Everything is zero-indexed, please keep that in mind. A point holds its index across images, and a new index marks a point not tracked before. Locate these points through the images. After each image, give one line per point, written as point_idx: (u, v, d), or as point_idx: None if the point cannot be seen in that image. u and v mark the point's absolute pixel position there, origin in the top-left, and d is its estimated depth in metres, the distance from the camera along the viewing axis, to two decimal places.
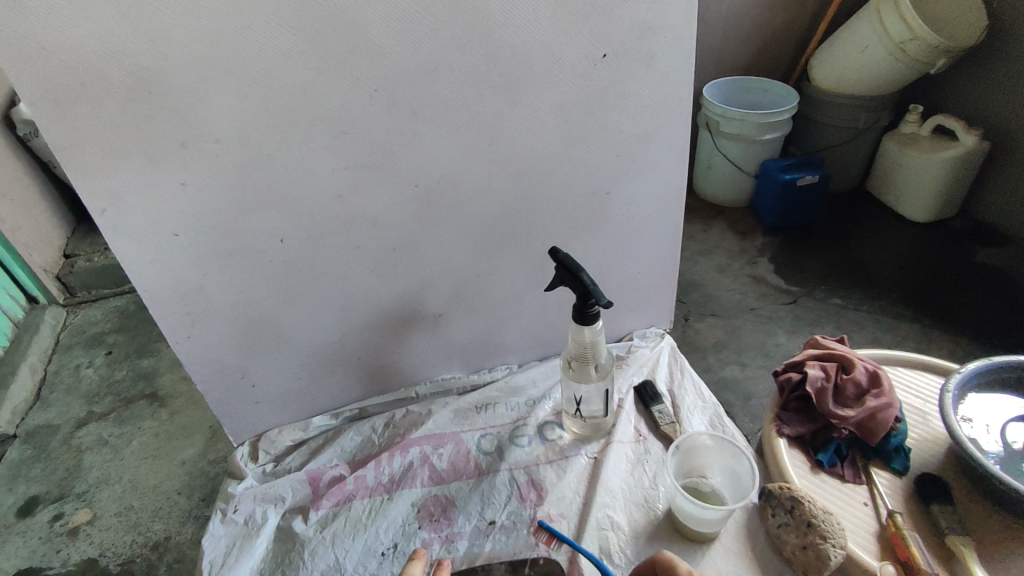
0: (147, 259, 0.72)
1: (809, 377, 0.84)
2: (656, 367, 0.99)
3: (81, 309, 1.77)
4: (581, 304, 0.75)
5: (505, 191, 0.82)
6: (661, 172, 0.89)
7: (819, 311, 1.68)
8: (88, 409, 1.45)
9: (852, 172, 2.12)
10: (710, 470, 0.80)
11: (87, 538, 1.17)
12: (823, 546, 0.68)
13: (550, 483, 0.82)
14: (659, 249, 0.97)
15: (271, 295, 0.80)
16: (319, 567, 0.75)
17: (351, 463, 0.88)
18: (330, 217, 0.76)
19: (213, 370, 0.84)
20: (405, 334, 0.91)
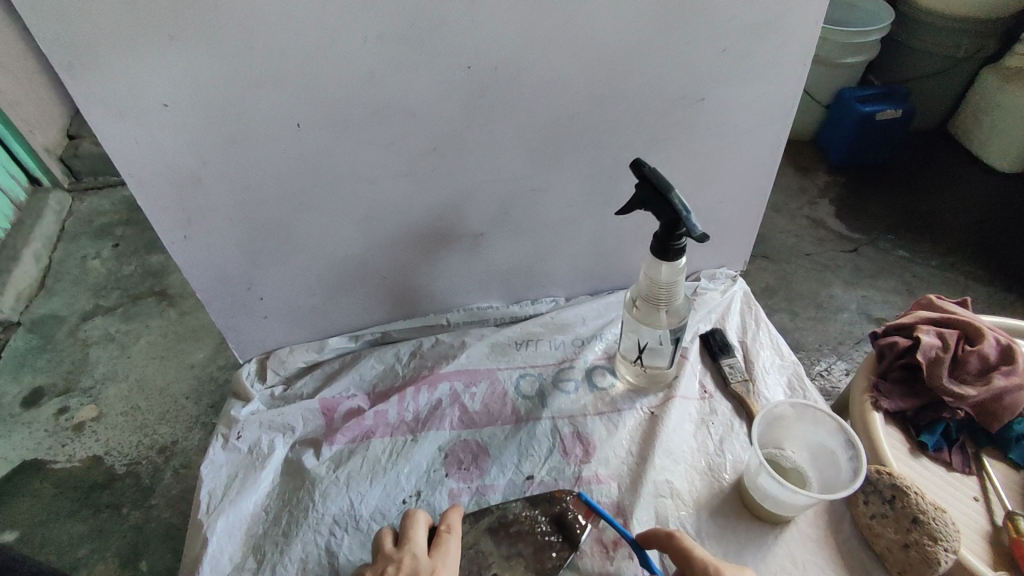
0: (131, 137, 0.57)
1: (922, 344, 0.70)
2: (726, 314, 0.85)
3: (87, 197, 1.64)
4: (665, 234, 0.60)
5: (577, 87, 0.64)
6: (775, 79, 0.70)
7: (881, 263, 1.46)
8: (94, 302, 1.36)
9: (936, 111, 1.81)
10: (788, 442, 0.68)
11: (92, 436, 1.11)
12: (932, 549, 0.57)
13: (598, 440, 0.71)
14: (750, 176, 0.80)
15: (281, 195, 0.65)
16: (331, 511, 0.66)
17: (371, 395, 0.78)
18: (357, 103, 0.60)
19: (215, 277, 0.72)
20: (438, 254, 0.77)
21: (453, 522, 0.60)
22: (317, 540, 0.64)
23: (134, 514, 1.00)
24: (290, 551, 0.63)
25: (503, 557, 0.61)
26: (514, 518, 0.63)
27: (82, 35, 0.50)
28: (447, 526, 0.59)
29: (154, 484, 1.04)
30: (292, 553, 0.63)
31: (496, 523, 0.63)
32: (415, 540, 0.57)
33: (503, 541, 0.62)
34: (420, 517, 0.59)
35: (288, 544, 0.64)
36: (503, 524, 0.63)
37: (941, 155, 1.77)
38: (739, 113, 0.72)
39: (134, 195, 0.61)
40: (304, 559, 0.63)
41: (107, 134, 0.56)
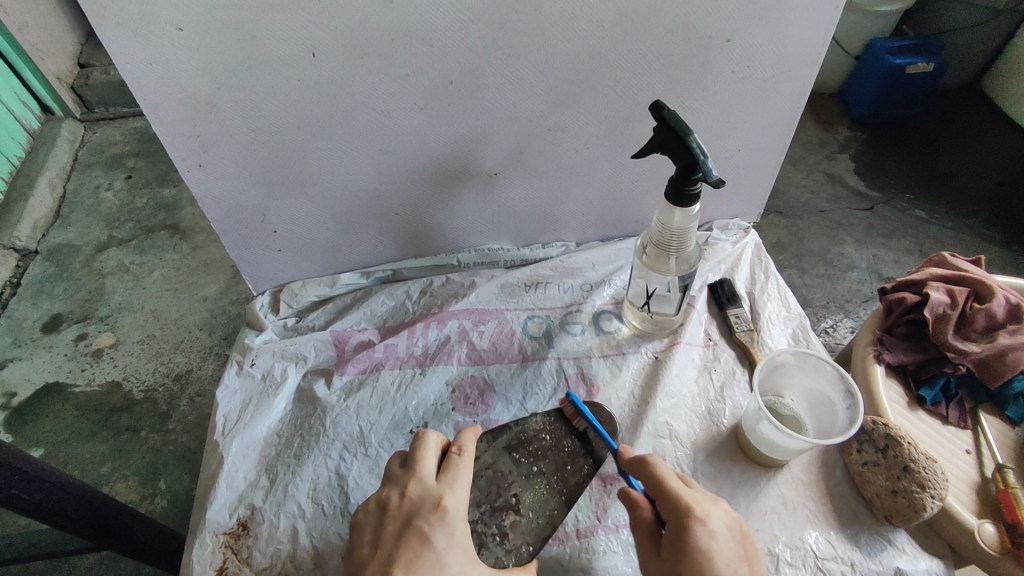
0: (145, 59, 0.56)
1: (930, 300, 0.70)
2: (736, 265, 0.85)
3: (98, 128, 1.63)
4: (680, 178, 0.59)
5: (600, 21, 0.62)
6: (807, 20, 0.67)
7: (897, 223, 1.44)
8: (109, 234, 1.37)
9: (971, 66, 1.73)
10: (788, 390, 0.70)
11: (110, 363, 1.14)
12: (920, 495, 0.59)
13: (602, 381, 0.73)
14: (771, 124, 0.78)
15: (295, 125, 0.65)
16: (341, 437, 0.69)
17: (381, 330, 0.79)
18: (374, 30, 0.58)
19: (229, 207, 0.72)
20: (451, 193, 0.77)
21: (465, 443, 0.57)
22: (327, 463, 0.67)
23: (153, 437, 1.04)
24: (302, 472, 0.66)
25: (522, 476, 0.61)
26: (532, 434, 0.64)
27: None
28: (458, 447, 0.57)
29: (171, 409, 1.08)
30: (303, 475, 0.66)
31: (513, 441, 0.64)
32: (424, 464, 0.55)
33: (523, 460, 0.62)
34: (430, 439, 0.57)
35: (299, 465, 0.67)
36: (520, 443, 0.64)
37: (967, 112, 1.71)
38: (766, 55, 0.70)
39: (148, 119, 0.61)
40: (314, 481, 0.66)
41: (120, 55, 0.55)
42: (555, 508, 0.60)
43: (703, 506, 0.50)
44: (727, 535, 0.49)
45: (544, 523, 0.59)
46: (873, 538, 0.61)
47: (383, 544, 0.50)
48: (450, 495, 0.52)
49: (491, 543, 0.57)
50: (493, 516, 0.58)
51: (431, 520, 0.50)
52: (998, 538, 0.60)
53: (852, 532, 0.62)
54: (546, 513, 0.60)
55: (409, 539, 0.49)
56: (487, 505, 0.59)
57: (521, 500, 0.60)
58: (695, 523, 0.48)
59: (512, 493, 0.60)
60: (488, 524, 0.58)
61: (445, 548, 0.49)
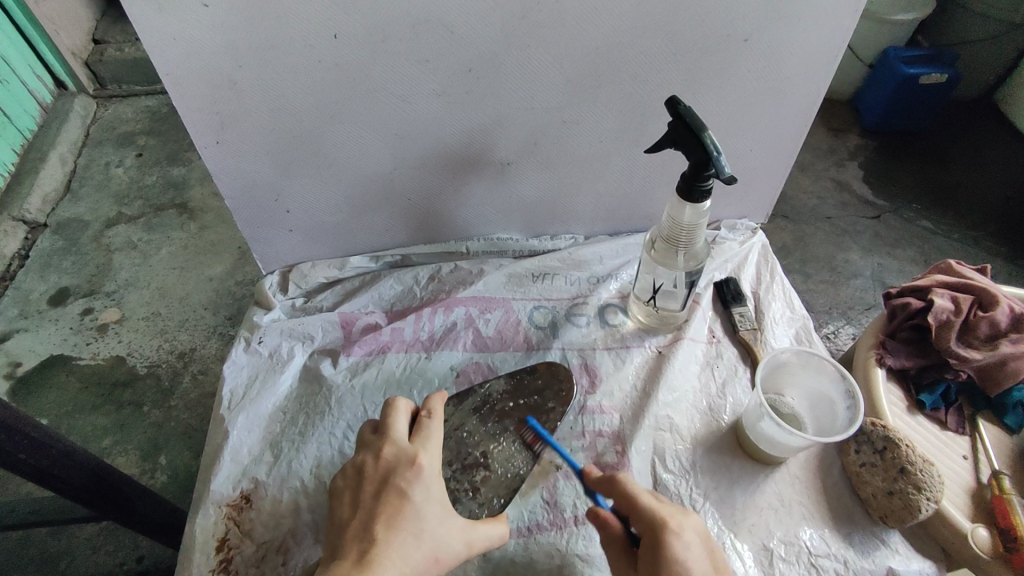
0: (169, 34, 0.57)
1: (934, 307, 0.71)
2: (743, 265, 0.85)
3: (110, 104, 1.63)
4: (692, 174, 0.60)
5: (622, 15, 0.62)
6: (825, 22, 0.67)
7: (903, 232, 1.45)
8: (118, 210, 1.38)
9: (984, 79, 1.73)
10: (788, 389, 0.71)
11: (115, 338, 1.15)
12: (915, 497, 0.60)
13: (605, 373, 0.73)
14: (785, 124, 0.79)
15: (313, 106, 0.65)
16: (346, 416, 0.69)
17: (388, 313, 0.80)
18: (396, 14, 0.58)
19: (244, 185, 0.73)
20: (464, 181, 0.78)
21: (435, 406, 0.58)
22: (331, 441, 0.68)
23: (155, 413, 1.06)
24: (305, 450, 0.67)
25: (488, 433, 0.65)
26: (497, 396, 0.68)
27: None
28: (428, 410, 0.58)
29: (173, 386, 1.09)
30: (307, 451, 0.67)
31: (479, 403, 0.67)
32: (396, 428, 0.56)
33: (488, 420, 0.66)
34: (400, 403, 0.57)
35: (303, 442, 0.67)
36: (485, 405, 0.67)
37: (978, 125, 1.71)
38: (784, 56, 0.70)
39: (168, 93, 0.61)
40: (318, 458, 0.67)
41: (144, 27, 0.56)
42: (522, 462, 0.63)
43: (677, 518, 0.51)
44: (700, 546, 0.50)
45: (512, 476, 0.63)
46: (867, 537, 0.62)
47: (362, 504, 0.51)
48: (424, 453, 0.53)
49: (464, 498, 0.61)
50: (464, 473, 0.62)
51: (408, 477, 0.51)
52: (992, 542, 0.61)
53: (847, 531, 0.63)
54: (512, 467, 0.63)
55: (388, 496, 0.50)
56: (458, 463, 0.62)
57: (489, 457, 0.63)
58: (671, 535, 0.49)
59: (480, 451, 0.64)
60: (460, 481, 0.62)
61: (422, 502, 0.50)
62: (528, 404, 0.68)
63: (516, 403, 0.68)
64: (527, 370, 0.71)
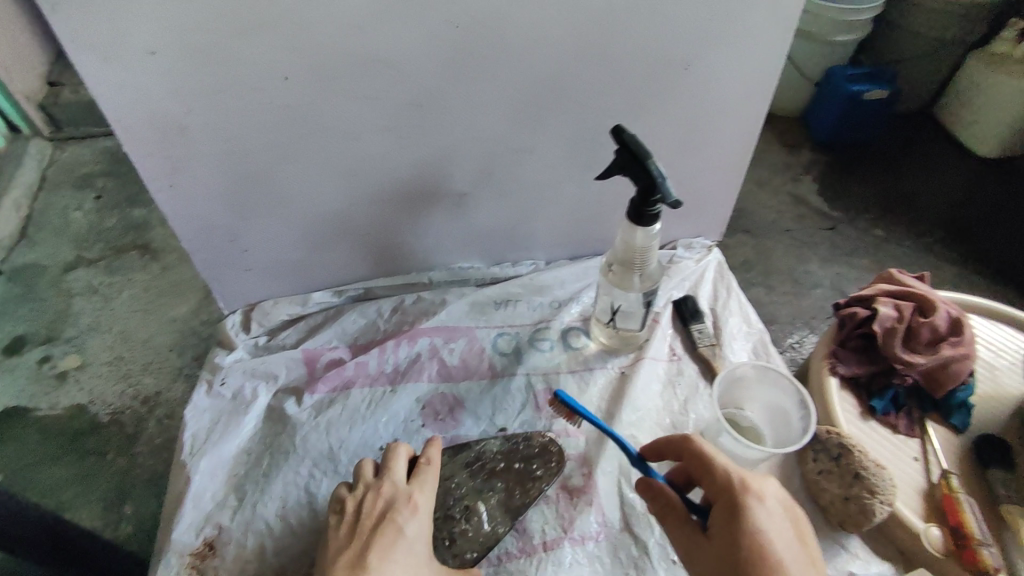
0: (117, 81, 0.57)
1: (879, 315, 0.73)
2: (700, 282, 0.88)
3: (67, 147, 1.61)
4: (641, 199, 0.62)
5: (564, 48, 0.65)
6: (756, 50, 0.71)
7: (858, 241, 1.50)
8: (76, 254, 1.35)
9: (923, 93, 1.82)
10: (748, 402, 0.72)
11: (75, 385, 1.12)
12: (870, 501, 0.62)
13: (569, 396, 0.74)
14: (729, 146, 0.82)
15: (266, 147, 0.66)
16: (311, 455, 0.69)
17: (352, 348, 0.80)
18: (343, 54, 0.60)
19: (201, 226, 0.73)
20: (422, 212, 0.79)
21: (433, 454, 0.61)
22: (297, 480, 0.67)
23: (118, 461, 1.03)
24: (270, 491, 0.66)
25: (475, 489, 0.65)
26: (490, 456, 0.67)
27: None
28: (426, 458, 0.60)
29: (138, 432, 1.06)
30: (272, 492, 0.66)
31: (472, 459, 0.66)
32: (395, 470, 0.59)
33: (478, 476, 0.65)
34: (401, 450, 0.60)
35: (268, 483, 0.67)
36: (478, 462, 0.66)
37: (921, 136, 1.80)
38: (721, 83, 0.74)
39: (119, 139, 0.62)
40: (283, 499, 0.66)
41: (90, 77, 0.56)
42: (501, 523, 0.63)
43: (759, 482, 0.51)
44: (782, 514, 0.50)
45: (490, 534, 0.62)
46: (828, 544, 0.64)
47: (358, 535, 0.54)
48: (420, 494, 0.57)
49: (441, 546, 0.61)
50: (444, 522, 0.62)
51: (404, 513, 0.55)
52: (944, 541, 0.63)
53: None
54: (491, 527, 0.62)
55: (383, 529, 0.54)
56: (441, 512, 0.63)
57: (471, 512, 0.63)
58: (752, 499, 0.49)
59: (464, 505, 0.63)
60: (439, 529, 0.62)
61: (415, 537, 0.54)
62: (517, 470, 0.66)
63: (508, 467, 0.66)
64: (523, 438, 0.68)
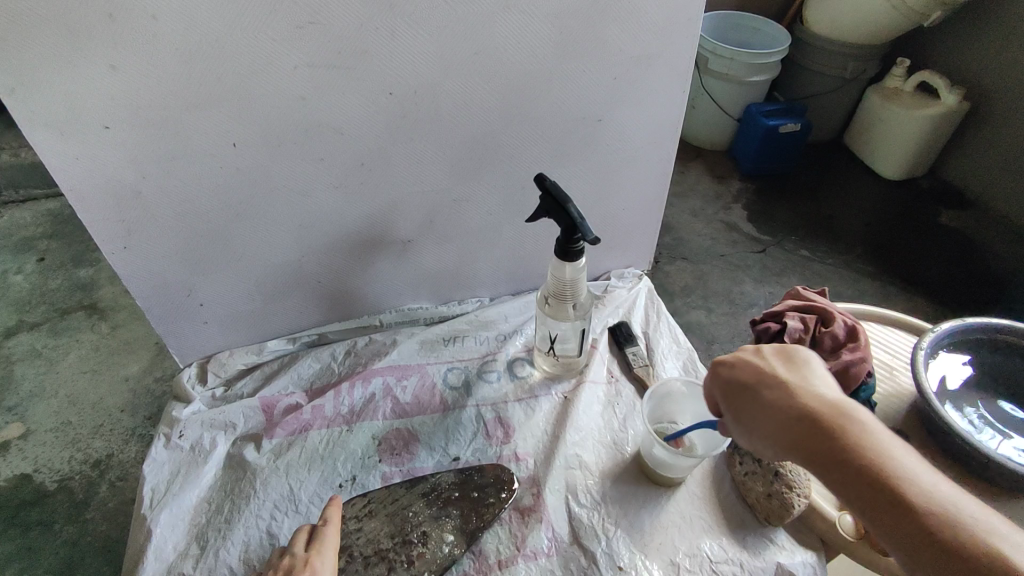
0: (71, 156, 0.61)
1: (788, 327, 0.82)
2: (632, 309, 0.96)
3: (7, 211, 1.60)
4: (565, 238, 0.69)
5: (489, 108, 0.73)
6: (660, 103, 0.81)
7: (783, 262, 1.63)
8: (18, 318, 1.33)
9: (832, 125, 2.00)
10: (680, 416, 0.79)
11: (20, 454, 1.10)
12: (788, 494, 0.68)
13: (517, 422, 0.79)
14: (648, 185, 0.92)
15: (218, 208, 0.71)
16: (272, 497, 0.71)
17: (308, 392, 0.83)
18: (289, 122, 0.66)
19: (156, 285, 0.76)
20: (370, 260, 0.84)
21: (329, 516, 0.64)
22: (258, 524, 0.69)
23: (68, 529, 1.00)
24: (232, 536, 0.68)
25: (432, 516, 0.69)
26: (445, 486, 0.72)
27: (25, 64, 0.54)
28: (325, 520, 0.64)
29: (89, 497, 1.05)
30: (234, 538, 0.68)
31: (428, 489, 0.72)
32: (295, 544, 0.62)
33: (433, 504, 0.70)
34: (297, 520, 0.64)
35: (230, 529, 0.69)
36: (434, 489, 0.72)
37: (832, 163, 1.97)
38: (633, 131, 0.83)
39: (73, 208, 0.65)
40: (245, 542, 0.68)
41: (46, 151, 0.60)
42: (457, 544, 0.67)
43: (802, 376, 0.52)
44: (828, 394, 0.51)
45: (446, 556, 0.67)
46: (758, 539, 0.70)
47: None
48: (318, 556, 0.59)
49: (399, 568, 0.65)
50: (403, 546, 0.67)
51: None
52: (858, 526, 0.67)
53: (741, 535, 0.70)
54: (447, 549, 0.67)
55: None
56: (399, 537, 0.68)
57: (428, 536, 0.68)
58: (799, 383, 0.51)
59: (422, 530, 0.68)
60: (398, 553, 0.66)
61: None
62: (471, 496, 0.71)
63: (465, 493, 0.71)
64: (475, 468, 0.74)
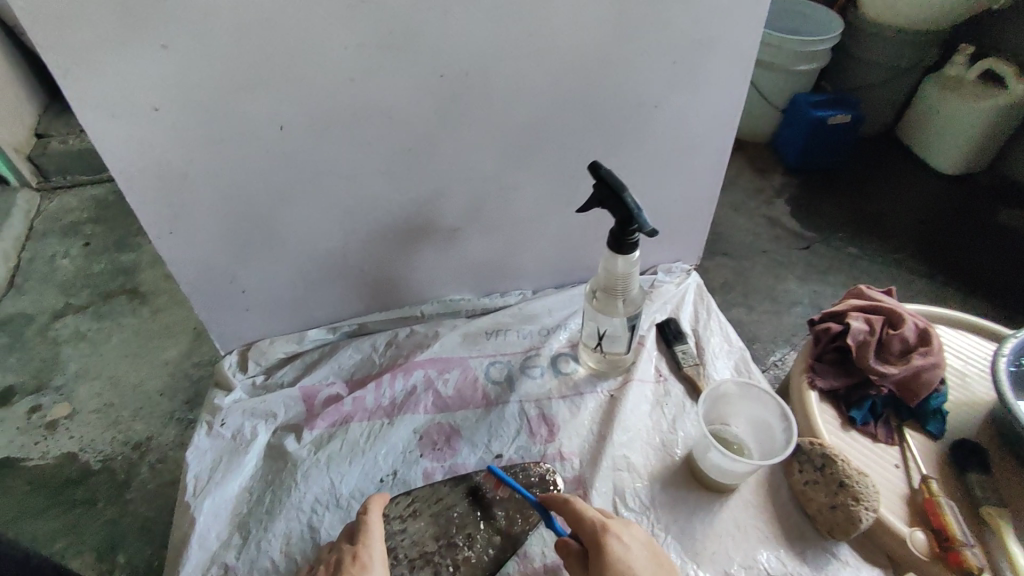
0: (122, 138, 0.60)
1: (852, 329, 0.77)
2: (681, 305, 0.92)
3: (55, 196, 1.63)
4: (620, 230, 0.66)
5: (541, 93, 0.70)
6: (720, 89, 0.76)
7: (831, 259, 1.56)
8: (65, 301, 1.36)
9: (885, 117, 1.91)
10: (733, 418, 0.75)
11: (65, 433, 1.12)
12: (855, 509, 0.64)
13: (562, 421, 0.76)
14: (702, 176, 0.87)
15: (264, 192, 0.70)
16: (314, 490, 0.70)
17: (349, 383, 0.82)
18: (339, 105, 0.64)
19: (201, 270, 0.75)
20: (414, 249, 0.82)
21: (370, 506, 0.63)
22: (300, 516, 0.68)
23: (111, 509, 1.02)
24: (274, 527, 0.67)
25: (476, 517, 0.67)
26: (488, 485, 0.70)
27: (78, 42, 0.53)
28: (365, 510, 0.63)
29: (130, 478, 1.06)
30: (276, 529, 0.67)
31: (472, 488, 0.69)
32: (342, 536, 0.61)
33: (477, 504, 0.68)
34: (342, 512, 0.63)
35: (271, 520, 0.68)
36: (478, 488, 0.69)
37: (884, 157, 1.88)
38: (690, 119, 0.79)
39: (122, 192, 0.64)
40: (287, 534, 0.67)
41: (96, 134, 0.59)
42: (502, 548, 0.66)
43: (622, 529, 0.60)
44: (637, 551, 0.58)
45: (492, 558, 0.65)
46: (818, 552, 0.67)
47: None
48: (366, 549, 0.59)
49: (445, 572, 0.64)
50: (448, 548, 0.66)
51: (354, 571, 0.57)
52: (928, 543, 0.65)
53: (800, 548, 0.67)
54: (492, 552, 0.65)
55: None
56: (444, 539, 0.66)
57: (472, 538, 0.66)
58: (611, 539, 0.58)
59: (466, 532, 0.67)
60: (444, 556, 0.65)
61: None
62: (514, 498, 0.69)
63: (510, 493, 0.69)
64: (519, 469, 0.71)
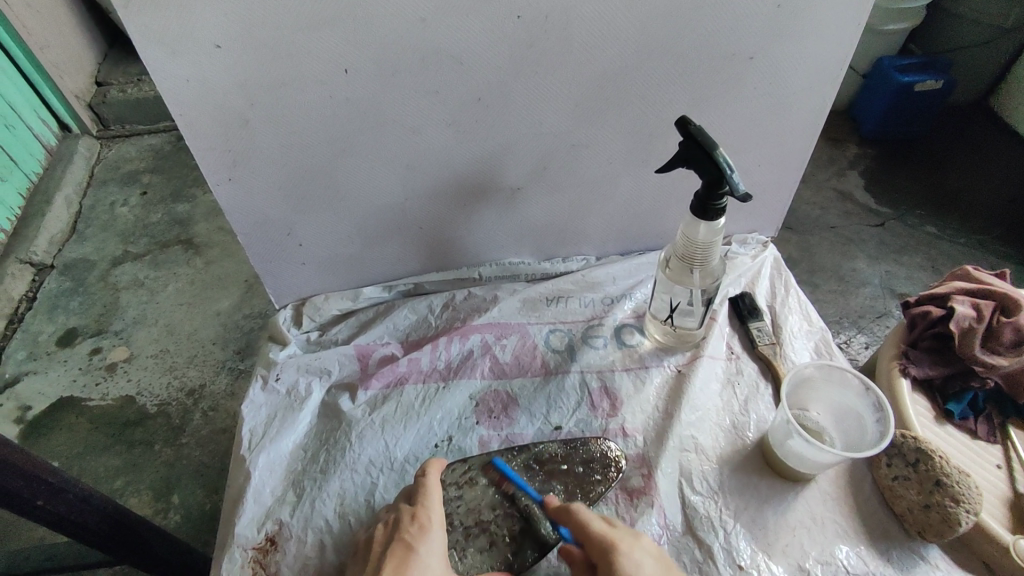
0: (182, 77, 0.57)
1: (956, 313, 0.70)
2: (756, 279, 0.85)
3: (114, 144, 1.65)
4: (705, 192, 0.60)
5: (625, 39, 0.63)
6: (825, 39, 0.68)
7: (909, 238, 1.44)
8: (124, 248, 1.38)
9: (981, 84, 1.73)
10: (812, 404, 0.69)
11: (124, 376, 1.14)
12: (954, 510, 0.59)
13: (625, 396, 0.72)
14: (791, 139, 0.79)
15: (323, 141, 0.66)
16: (368, 451, 0.68)
17: (404, 344, 0.79)
18: (407, 48, 0.59)
19: (258, 222, 0.73)
20: (474, 208, 0.78)
21: (428, 468, 0.61)
22: (354, 478, 0.67)
23: (166, 451, 1.04)
24: (328, 486, 0.66)
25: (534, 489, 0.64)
26: (549, 456, 0.66)
27: None
28: (424, 473, 0.61)
29: (184, 424, 1.08)
30: (330, 489, 0.66)
31: (531, 460, 0.66)
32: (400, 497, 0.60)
33: (537, 475, 0.65)
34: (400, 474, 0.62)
35: (326, 479, 0.66)
36: (539, 460, 0.66)
37: (975, 129, 1.72)
38: (787, 74, 0.71)
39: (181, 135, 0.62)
40: (341, 495, 0.66)
41: (158, 72, 0.56)
42: None
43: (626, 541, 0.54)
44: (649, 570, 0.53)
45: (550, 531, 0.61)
46: (905, 554, 0.61)
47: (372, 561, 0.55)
48: (425, 509, 0.57)
49: (501, 543, 0.61)
50: (505, 518, 0.62)
51: (412, 531, 0.55)
52: None
53: (885, 547, 0.62)
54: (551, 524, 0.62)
55: (393, 551, 0.54)
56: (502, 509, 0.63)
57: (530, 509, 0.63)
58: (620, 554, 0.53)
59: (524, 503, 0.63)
60: (500, 525, 0.62)
61: (428, 554, 0.54)
62: (575, 472, 0.65)
63: (571, 466, 0.66)
64: (580, 442, 0.67)
